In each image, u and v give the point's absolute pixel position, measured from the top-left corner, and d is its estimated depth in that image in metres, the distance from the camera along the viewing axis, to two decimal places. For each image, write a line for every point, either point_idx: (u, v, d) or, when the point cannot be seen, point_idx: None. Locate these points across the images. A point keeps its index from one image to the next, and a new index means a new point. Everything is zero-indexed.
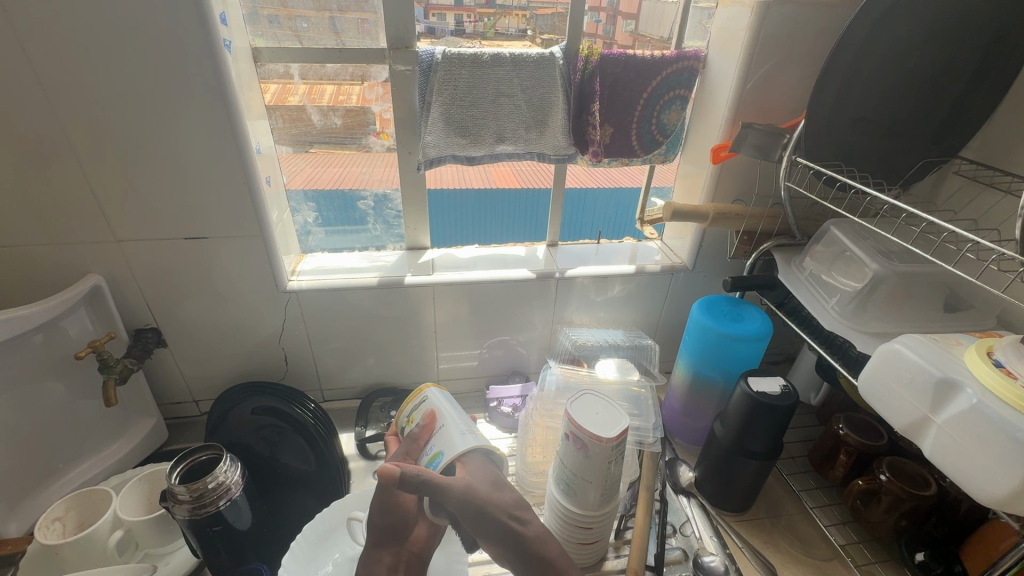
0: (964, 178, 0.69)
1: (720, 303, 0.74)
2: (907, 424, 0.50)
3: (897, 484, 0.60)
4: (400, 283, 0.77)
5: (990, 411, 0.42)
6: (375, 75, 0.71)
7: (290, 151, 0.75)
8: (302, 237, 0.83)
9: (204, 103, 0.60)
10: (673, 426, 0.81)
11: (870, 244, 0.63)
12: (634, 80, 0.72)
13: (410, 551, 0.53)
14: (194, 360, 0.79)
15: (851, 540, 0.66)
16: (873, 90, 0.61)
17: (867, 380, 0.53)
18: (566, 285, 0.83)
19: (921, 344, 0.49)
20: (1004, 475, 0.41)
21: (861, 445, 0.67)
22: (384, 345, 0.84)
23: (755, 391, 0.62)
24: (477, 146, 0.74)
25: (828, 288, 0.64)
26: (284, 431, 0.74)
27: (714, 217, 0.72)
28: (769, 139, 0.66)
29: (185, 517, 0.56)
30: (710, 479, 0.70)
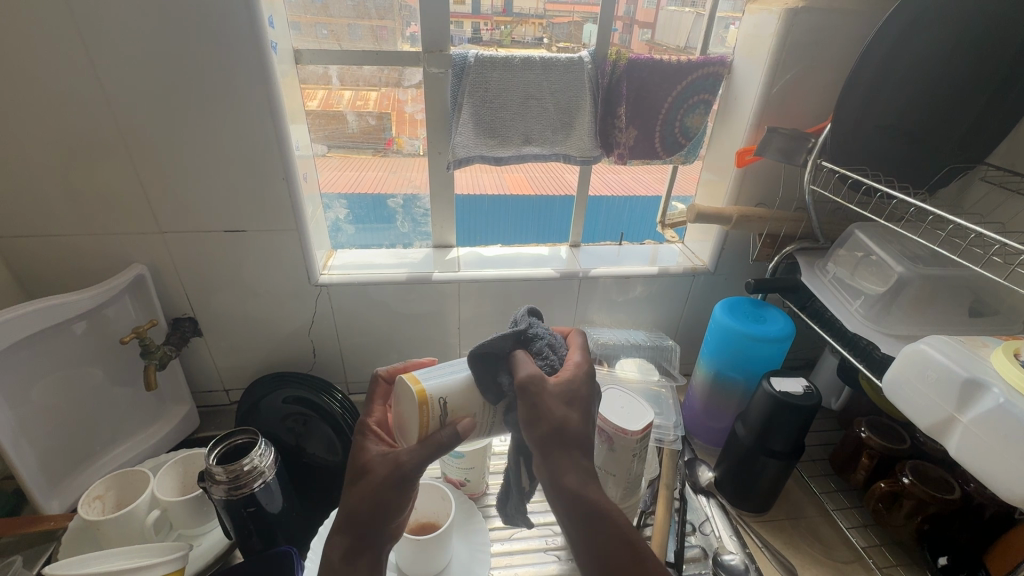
0: (990, 184, 0.69)
1: (743, 304, 0.75)
2: (931, 424, 0.50)
3: (920, 488, 0.60)
4: (427, 278, 0.79)
5: (1017, 410, 0.42)
6: (409, 78, 0.73)
7: (324, 151, 0.78)
8: (332, 234, 0.85)
9: (247, 101, 0.62)
10: (692, 426, 0.81)
11: (895, 248, 0.63)
12: (659, 85, 0.73)
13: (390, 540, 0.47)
14: (226, 350, 0.82)
15: (872, 543, 0.66)
16: (900, 96, 0.62)
17: (891, 381, 0.54)
18: (590, 284, 0.84)
19: (947, 344, 0.50)
20: None
21: (883, 448, 0.67)
22: (410, 341, 0.86)
23: (778, 391, 0.63)
24: (505, 147, 0.76)
25: (852, 291, 0.65)
26: (309, 419, 0.77)
27: (737, 220, 0.73)
28: (795, 143, 0.67)
29: (222, 497, 0.58)
30: (730, 480, 0.70)
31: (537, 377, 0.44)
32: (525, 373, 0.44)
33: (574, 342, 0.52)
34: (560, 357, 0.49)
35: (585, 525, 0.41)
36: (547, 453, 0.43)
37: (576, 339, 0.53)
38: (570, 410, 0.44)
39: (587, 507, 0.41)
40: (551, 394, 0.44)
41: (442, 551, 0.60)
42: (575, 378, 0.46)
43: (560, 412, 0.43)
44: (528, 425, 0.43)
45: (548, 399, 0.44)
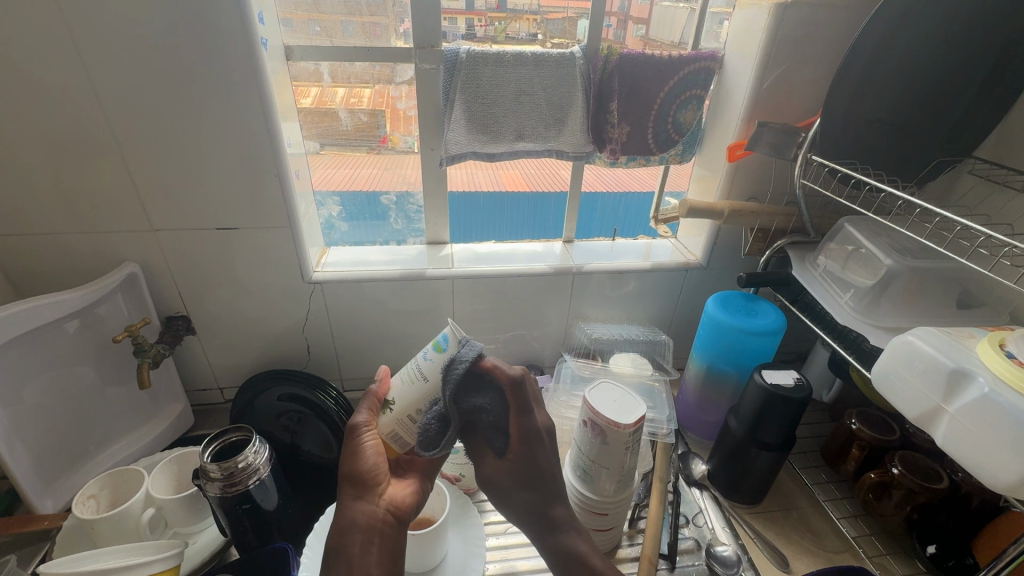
0: (977, 177, 0.69)
1: (734, 298, 0.75)
2: (919, 414, 0.50)
3: (910, 477, 0.61)
4: (421, 275, 0.80)
5: (1002, 399, 0.43)
6: (402, 74, 0.73)
7: (316, 148, 0.78)
8: (326, 231, 0.85)
9: (239, 98, 0.62)
10: (686, 420, 0.82)
11: (884, 241, 0.64)
12: (651, 80, 0.73)
13: (389, 510, 0.49)
14: (220, 348, 0.82)
15: (862, 533, 0.66)
16: (888, 90, 0.62)
17: (880, 372, 0.54)
18: (583, 280, 0.84)
19: (935, 336, 0.50)
20: (1015, 461, 0.42)
21: (873, 439, 0.67)
22: (404, 338, 0.86)
23: (769, 383, 0.63)
24: (497, 143, 0.76)
25: (843, 283, 0.65)
26: (305, 417, 0.77)
27: (729, 215, 0.74)
28: (785, 138, 0.68)
29: (217, 494, 0.58)
30: (722, 472, 0.71)
31: (498, 473, 0.54)
32: (483, 471, 0.55)
33: (511, 399, 0.52)
34: (502, 429, 0.53)
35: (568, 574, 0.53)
36: (531, 521, 0.55)
37: (512, 394, 0.52)
38: (534, 487, 0.54)
39: (569, 564, 0.53)
40: (509, 483, 0.54)
41: (438, 546, 0.60)
42: (520, 455, 0.53)
43: (526, 495, 0.54)
44: (507, 507, 0.55)
45: (511, 487, 0.54)
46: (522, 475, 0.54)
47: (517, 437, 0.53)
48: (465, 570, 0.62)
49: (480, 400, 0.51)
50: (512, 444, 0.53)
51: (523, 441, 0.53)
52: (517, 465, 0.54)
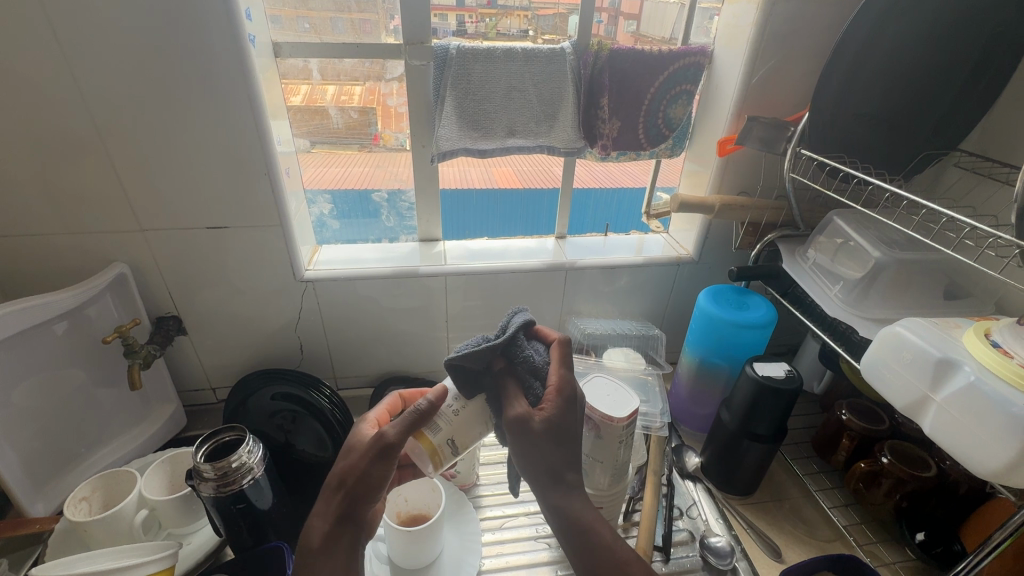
0: (963, 170, 0.70)
1: (725, 292, 0.76)
2: (908, 403, 0.51)
3: (898, 466, 0.62)
4: (413, 272, 0.79)
5: (988, 387, 0.44)
6: (392, 71, 0.73)
7: (306, 146, 0.78)
8: (317, 229, 0.85)
9: (227, 96, 0.62)
10: (679, 414, 0.82)
11: (872, 234, 0.64)
12: (642, 75, 0.74)
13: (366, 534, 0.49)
14: (212, 348, 0.81)
15: (853, 521, 0.67)
16: (875, 84, 0.63)
17: (869, 363, 0.55)
18: (576, 275, 0.84)
19: (922, 326, 0.51)
20: (1001, 448, 0.42)
21: (863, 430, 0.68)
22: (398, 335, 0.86)
23: (760, 375, 0.64)
24: (489, 139, 0.76)
25: (832, 276, 0.66)
26: (299, 416, 0.77)
27: (719, 209, 0.74)
28: (774, 132, 0.68)
29: (210, 494, 0.58)
30: (716, 464, 0.72)
31: (530, 420, 0.47)
32: (513, 411, 0.47)
33: (557, 353, 0.52)
34: (542, 379, 0.50)
35: (582, 548, 0.45)
36: (543, 484, 0.47)
37: (558, 350, 0.52)
38: (559, 450, 0.47)
39: (580, 529, 0.46)
40: (541, 429, 0.47)
41: (433, 542, 0.61)
42: (558, 407, 0.48)
43: (553, 450, 0.47)
44: (524, 460, 0.47)
45: (542, 435, 0.47)
46: (556, 430, 0.48)
47: (556, 386, 0.49)
48: (461, 566, 0.62)
49: (531, 348, 0.52)
50: (548, 393, 0.49)
51: (559, 393, 0.49)
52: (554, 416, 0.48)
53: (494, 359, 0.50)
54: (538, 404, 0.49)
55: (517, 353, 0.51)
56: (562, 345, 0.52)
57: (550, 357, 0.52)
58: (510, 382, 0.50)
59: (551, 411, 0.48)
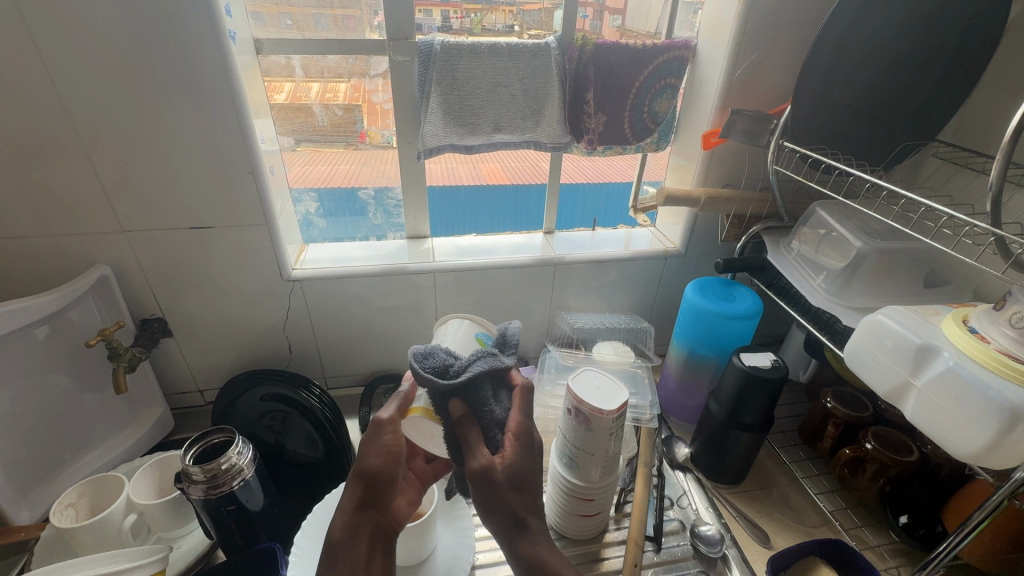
0: (941, 160, 0.72)
1: (711, 284, 0.77)
2: (890, 390, 0.52)
3: (882, 452, 0.63)
4: (401, 269, 0.79)
5: (967, 372, 0.45)
6: (376, 66, 0.72)
7: (291, 144, 0.77)
8: (304, 228, 0.84)
9: (209, 93, 0.61)
10: (669, 405, 0.83)
11: (854, 224, 0.65)
12: (626, 70, 0.74)
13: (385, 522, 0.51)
14: (198, 349, 0.80)
15: (839, 507, 0.69)
16: (856, 76, 0.64)
17: (852, 351, 0.56)
18: (564, 270, 0.85)
19: (903, 314, 0.52)
20: (979, 430, 0.44)
21: (847, 417, 0.69)
22: (387, 333, 0.86)
23: (747, 365, 0.65)
24: (475, 135, 0.76)
25: (816, 266, 0.67)
26: (289, 416, 0.76)
27: (705, 202, 0.75)
28: (757, 125, 0.69)
29: (200, 496, 0.58)
30: (705, 454, 0.73)
31: (491, 471, 0.46)
32: (474, 464, 0.47)
33: (517, 400, 0.52)
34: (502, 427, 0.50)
35: None
36: (506, 531, 0.47)
37: (518, 396, 0.52)
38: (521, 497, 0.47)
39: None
40: (502, 480, 0.47)
41: (427, 538, 0.61)
42: (517, 455, 0.48)
43: (517, 497, 0.47)
44: (486, 510, 0.47)
45: (506, 483, 0.47)
46: (517, 476, 0.48)
47: (515, 433, 0.49)
48: (455, 561, 0.62)
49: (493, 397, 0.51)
50: (509, 438, 0.49)
51: (521, 437, 0.50)
52: (515, 466, 0.48)
53: (450, 397, 0.50)
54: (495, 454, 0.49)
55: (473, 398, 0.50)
56: (523, 391, 0.52)
57: (507, 405, 0.51)
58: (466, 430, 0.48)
59: (512, 457, 0.48)
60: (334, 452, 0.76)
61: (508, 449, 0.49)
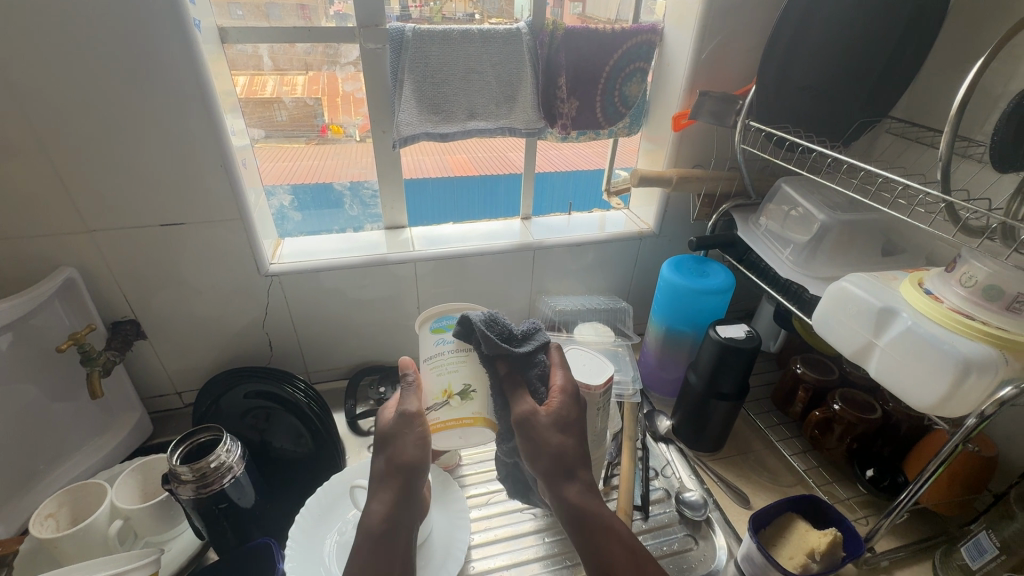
0: (894, 136, 0.76)
1: (686, 261, 0.79)
2: (854, 350, 0.56)
3: (849, 411, 0.67)
4: (382, 260, 0.79)
5: (923, 330, 0.48)
6: (347, 54, 0.71)
7: (262, 136, 0.75)
8: (278, 222, 0.82)
9: (177, 85, 0.59)
10: (650, 381, 0.86)
11: (817, 198, 0.68)
12: (597, 54, 0.75)
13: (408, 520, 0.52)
14: (175, 350, 0.78)
15: (811, 465, 0.73)
16: (814, 57, 0.67)
17: (819, 317, 0.59)
18: (543, 254, 0.86)
19: (864, 280, 0.56)
20: (935, 382, 0.47)
21: (816, 381, 0.74)
22: (370, 324, 0.86)
23: (723, 337, 0.68)
24: (450, 123, 0.76)
25: (782, 240, 0.70)
26: (274, 412, 0.76)
27: (677, 182, 0.77)
28: (723, 106, 0.71)
29: (190, 496, 0.57)
30: (686, 424, 0.76)
31: (533, 414, 0.51)
32: (521, 408, 0.51)
33: (557, 357, 0.57)
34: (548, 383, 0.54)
35: (586, 542, 0.48)
36: (549, 475, 0.50)
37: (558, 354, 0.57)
38: (564, 439, 0.51)
39: (584, 524, 0.48)
40: (546, 424, 0.51)
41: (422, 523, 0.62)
42: (562, 404, 0.52)
43: (559, 441, 0.50)
44: (530, 450, 0.51)
45: (547, 428, 0.51)
46: (560, 419, 0.52)
47: (559, 386, 0.54)
48: (452, 543, 0.63)
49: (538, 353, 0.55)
50: (555, 392, 0.53)
51: (568, 392, 0.53)
52: (558, 413, 0.52)
53: (497, 361, 0.53)
54: (541, 404, 0.53)
55: (530, 362, 0.54)
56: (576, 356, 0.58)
57: (552, 361, 0.56)
58: (521, 385, 0.53)
59: (558, 407, 0.52)
60: (323, 446, 0.76)
61: (552, 396, 0.53)
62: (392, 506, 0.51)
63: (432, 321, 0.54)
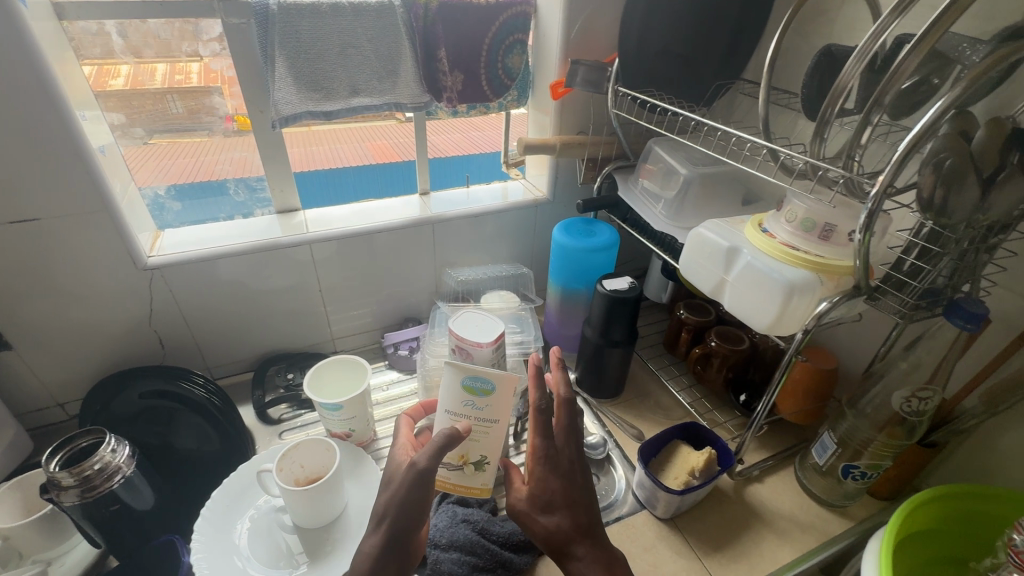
0: (746, 96, 0.84)
1: (575, 224, 0.84)
2: (711, 288, 0.62)
3: (723, 346, 0.76)
4: (275, 244, 0.77)
5: (759, 263, 0.55)
6: (207, 30, 0.68)
7: (122, 120, 0.70)
8: (156, 214, 0.77)
9: (7, 66, 0.54)
10: (554, 339, 0.91)
11: (681, 155, 0.75)
12: (474, 27, 0.77)
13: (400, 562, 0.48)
14: (49, 359, 0.72)
15: (696, 398, 0.82)
16: (670, 25, 0.72)
17: (683, 262, 0.66)
18: (443, 227, 0.88)
19: (716, 225, 0.62)
20: (769, 306, 0.55)
21: (697, 323, 0.82)
22: (272, 312, 0.84)
23: (609, 290, 0.74)
24: (332, 100, 0.74)
25: (655, 195, 0.76)
26: (175, 411, 0.73)
27: (561, 148, 0.81)
28: (596, 74, 0.75)
29: (75, 502, 0.54)
30: (586, 375, 0.82)
31: (518, 505, 0.53)
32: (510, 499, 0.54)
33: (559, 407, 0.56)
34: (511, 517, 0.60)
35: None
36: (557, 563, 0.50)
37: (538, 418, 0.54)
38: (553, 517, 0.52)
39: None
40: (532, 507, 0.52)
41: (334, 496, 0.63)
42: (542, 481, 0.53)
43: (546, 522, 0.51)
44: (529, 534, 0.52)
45: (532, 513, 0.52)
46: (542, 498, 0.52)
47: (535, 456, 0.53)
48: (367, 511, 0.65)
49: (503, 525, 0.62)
50: (530, 464, 0.54)
51: (545, 460, 0.53)
52: (540, 480, 0.53)
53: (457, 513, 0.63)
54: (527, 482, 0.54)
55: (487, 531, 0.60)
56: (566, 403, 0.56)
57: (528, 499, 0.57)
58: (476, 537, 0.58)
59: (541, 493, 0.52)
60: (230, 439, 0.74)
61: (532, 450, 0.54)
62: (382, 544, 0.48)
63: (465, 379, 0.53)
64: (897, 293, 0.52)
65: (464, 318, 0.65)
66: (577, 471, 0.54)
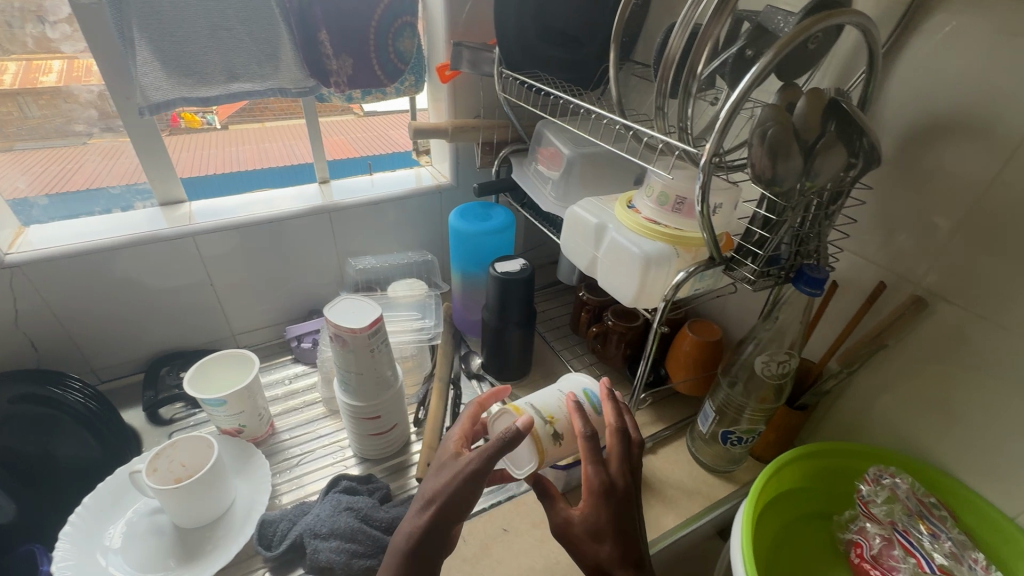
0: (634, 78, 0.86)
1: (472, 208, 0.84)
2: (586, 265, 0.63)
3: (619, 324, 0.77)
4: (156, 236, 0.74)
5: (622, 238, 0.56)
6: (54, 10, 0.65)
7: None
8: (21, 211, 0.73)
9: None
10: (464, 326, 0.91)
11: (567, 135, 0.75)
12: (356, 8, 0.75)
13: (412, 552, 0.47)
14: None
15: (597, 376, 0.83)
16: (548, 6, 0.73)
17: (563, 241, 0.66)
18: (342, 215, 0.86)
19: (590, 203, 0.63)
20: (632, 279, 0.56)
21: (596, 302, 0.83)
22: (161, 309, 0.80)
23: (500, 272, 0.74)
24: (208, 86, 0.71)
25: (544, 176, 0.77)
26: (48, 419, 0.68)
27: (453, 132, 0.80)
28: (479, 55, 0.75)
29: None
30: (489, 359, 0.82)
31: (568, 526, 0.50)
32: (556, 518, 0.51)
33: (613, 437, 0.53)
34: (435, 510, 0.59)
35: None
36: None
37: (586, 447, 0.50)
38: (602, 547, 0.49)
39: None
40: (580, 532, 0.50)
41: (216, 493, 0.61)
42: (592, 508, 0.50)
43: (598, 551, 0.49)
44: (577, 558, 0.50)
45: (583, 538, 0.49)
46: (592, 528, 0.49)
47: (590, 488, 0.50)
48: (253, 506, 0.64)
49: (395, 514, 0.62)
50: (583, 493, 0.50)
51: (600, 492, 0.50)
52: (594, 507, 0.50)
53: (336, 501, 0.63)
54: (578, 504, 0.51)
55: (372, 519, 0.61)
56: (617, 432, 0.52)
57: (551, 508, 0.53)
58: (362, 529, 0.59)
59: (591, 519, 0.49)
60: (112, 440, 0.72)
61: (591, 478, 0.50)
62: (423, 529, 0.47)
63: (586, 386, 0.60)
64: (750, 263, 0.53)
65: (343, 304, 0.64)
66: (629, 503, 0.50)
